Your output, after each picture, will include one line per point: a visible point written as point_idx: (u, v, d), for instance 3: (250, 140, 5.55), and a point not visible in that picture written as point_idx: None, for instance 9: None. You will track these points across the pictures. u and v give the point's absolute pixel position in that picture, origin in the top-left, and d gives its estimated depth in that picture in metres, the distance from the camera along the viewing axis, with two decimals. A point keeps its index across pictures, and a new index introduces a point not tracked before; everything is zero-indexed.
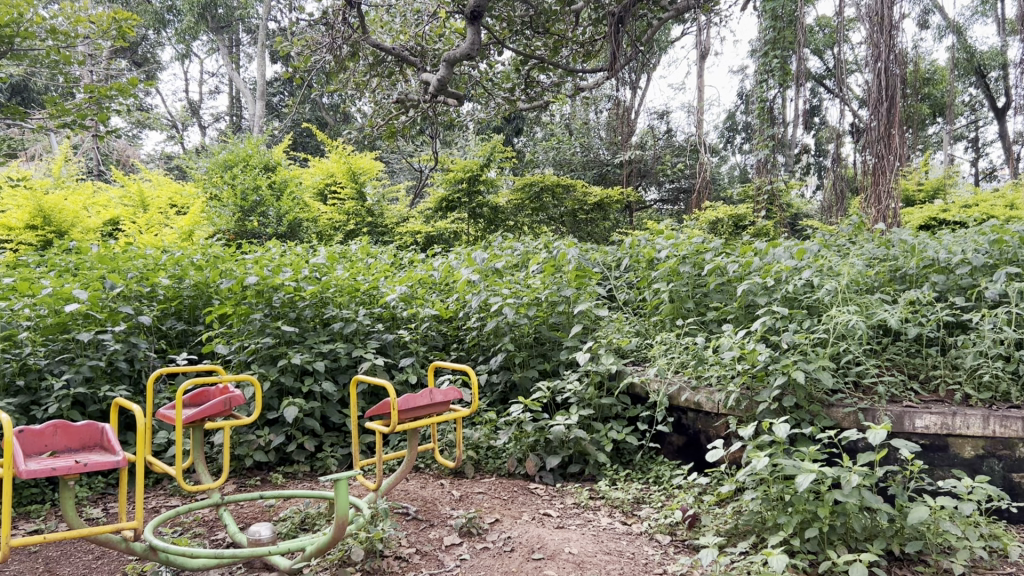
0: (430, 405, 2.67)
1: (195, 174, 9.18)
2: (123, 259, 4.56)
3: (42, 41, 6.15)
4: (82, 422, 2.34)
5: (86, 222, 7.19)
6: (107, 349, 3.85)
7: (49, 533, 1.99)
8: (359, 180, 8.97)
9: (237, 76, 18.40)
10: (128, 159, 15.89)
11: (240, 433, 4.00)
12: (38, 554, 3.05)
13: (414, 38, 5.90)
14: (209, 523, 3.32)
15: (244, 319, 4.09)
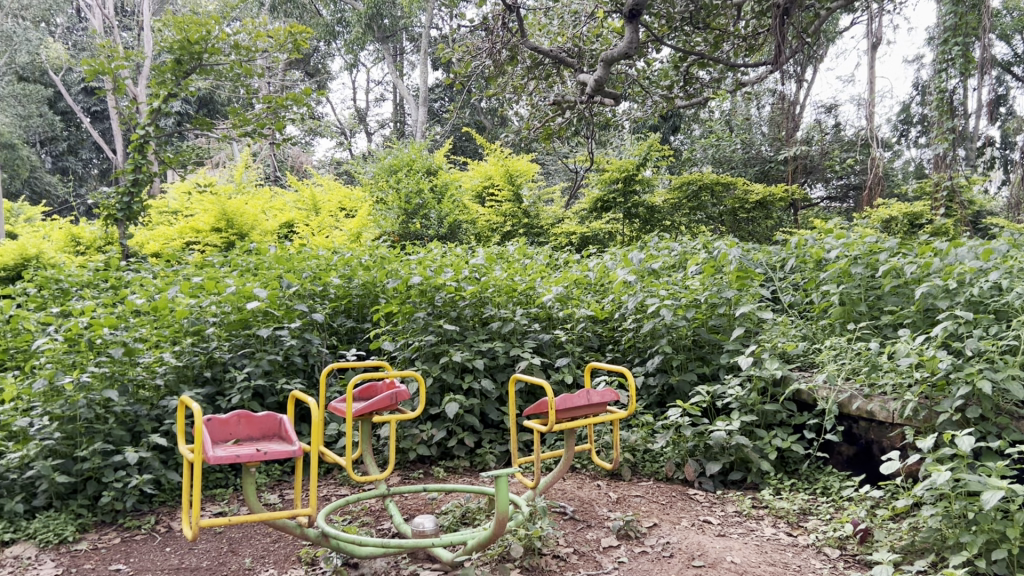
0: (587, 406, 2.67)
1: (364, 179, 9.57)
2: (298, 260, 4.82)
3: (227, 56, 6.58)
4: (263, 413, 2.49)
5: (264, 225, 7.61)
6: (283, 344, 4.07)
7: (233, 517, 2.13)
8: (516, 182, 9.06)
9: (402, 83, 19.03)
10: (301, 165, 16.81)
11: (403, 427, 4.14)
12: (223, 535, 3.26)
13: (571, 40, 5.95)
14: (375, 513, 3.46)
15: (408, 317, 4.24)
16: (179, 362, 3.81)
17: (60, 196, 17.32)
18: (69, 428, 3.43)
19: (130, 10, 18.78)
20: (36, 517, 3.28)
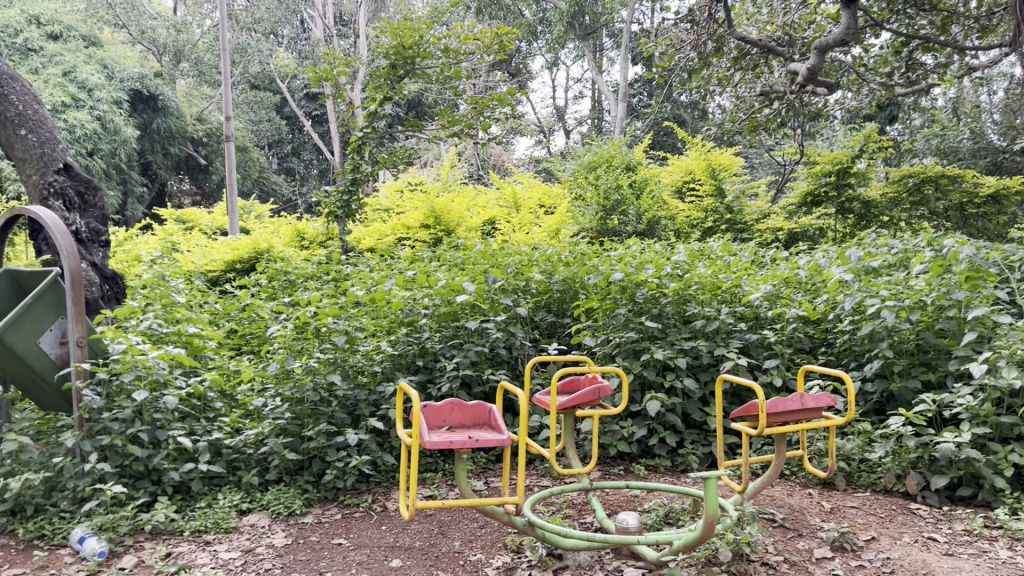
0: (800, 410, 2.57)
1: (564, 175, 9.67)
2: (502, 256, 4.94)
3: (437, 59, 6.86)
4: (475, 402, 2.57)
5: (469, 222, 7.87)
6: (490, 336, 4.17)
7: (448, 501, 2.25)
8: (719, 176, 8.74)
9: (602, 79, 19.06)
10: (503, 163, 17.26)
11: (604, 423, 4.14)
12: (434, 518, 3.39)
13: (781, 28, 5.74)
14: (578, 506, 3.48)
15: (610, 313, 4.23)
16: (394, 350, 4.00)
17: (285, 195, 18.73)
18: (298, 410, 3.68)
19: (347, 19, 19.98)
20: (268, 490, 3.55)
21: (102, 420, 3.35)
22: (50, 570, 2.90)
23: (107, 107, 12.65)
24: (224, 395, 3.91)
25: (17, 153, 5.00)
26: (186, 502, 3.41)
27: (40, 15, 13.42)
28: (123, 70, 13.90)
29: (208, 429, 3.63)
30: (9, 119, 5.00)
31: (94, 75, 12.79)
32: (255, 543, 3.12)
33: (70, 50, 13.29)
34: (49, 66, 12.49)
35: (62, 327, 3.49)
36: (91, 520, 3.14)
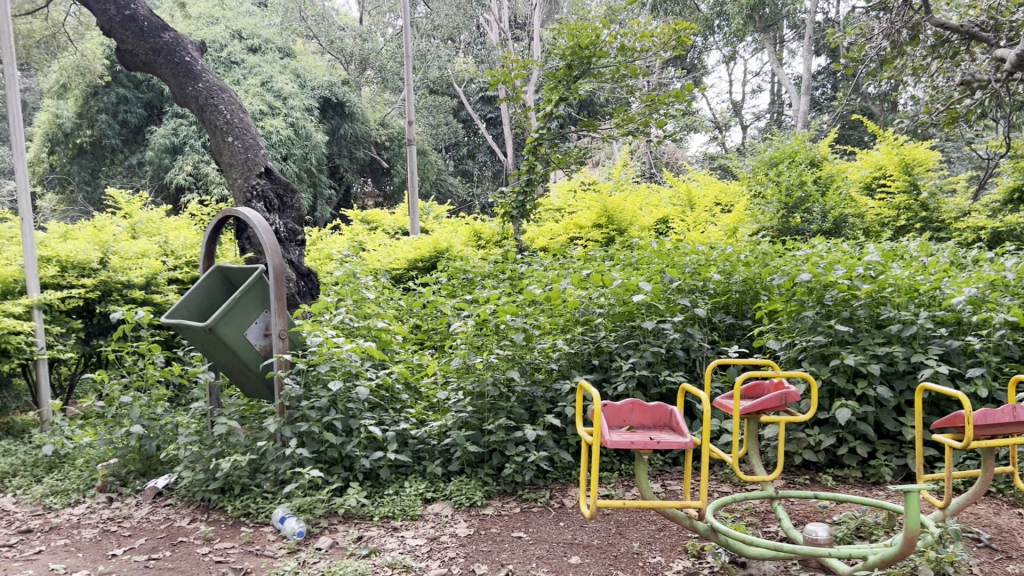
0: (1012, 423, 2.37)
1: (742, 173, 9.41)
2: (679, 255, 4.84)
3: (613, 58, 6.73)
4: (655, 402, 2.54)
5: (643, 220, 7.76)
6: (667, 337, 4.06)
7: (626, 501, 2.30)
8: (913, 172, 8.30)
9: (782, 72, 18.36)
10: (677, 161, 16.98)
11: (789, 430, 3.99)
12: (612, 517, 3.37)
13: (987, 12, 5.33)
14: (761, 514, 3.38)
15: (795, 316, 4.06)
16: (570, 348, 3.98)
17: (461, 196, 19.27)
18: (479, 404, 3.76)
19: (522, 21, 20.25)
20: (451, 480, 3.65)
21: (301, 408, 3.59)
22: (255, 546, 3.12)
23: (300, 114, 13.44)
24: (409, 387, 4.05)
25: (226, 159, 5.56)
26: (375, 488, 3.56)
27: (242, 30, 14.45)
28: (314, 79, 14.72)
29: (396, 419, 3.79)
30: (219, 127, 5.60)
31: (288, 84, 13.63)
32: (440, 531, 3.22)
33: (268, 62, 14.24)
34: (249, 78, 13.43)
35: (266, 320, 3.75)
36: (291, 501, 3.36)
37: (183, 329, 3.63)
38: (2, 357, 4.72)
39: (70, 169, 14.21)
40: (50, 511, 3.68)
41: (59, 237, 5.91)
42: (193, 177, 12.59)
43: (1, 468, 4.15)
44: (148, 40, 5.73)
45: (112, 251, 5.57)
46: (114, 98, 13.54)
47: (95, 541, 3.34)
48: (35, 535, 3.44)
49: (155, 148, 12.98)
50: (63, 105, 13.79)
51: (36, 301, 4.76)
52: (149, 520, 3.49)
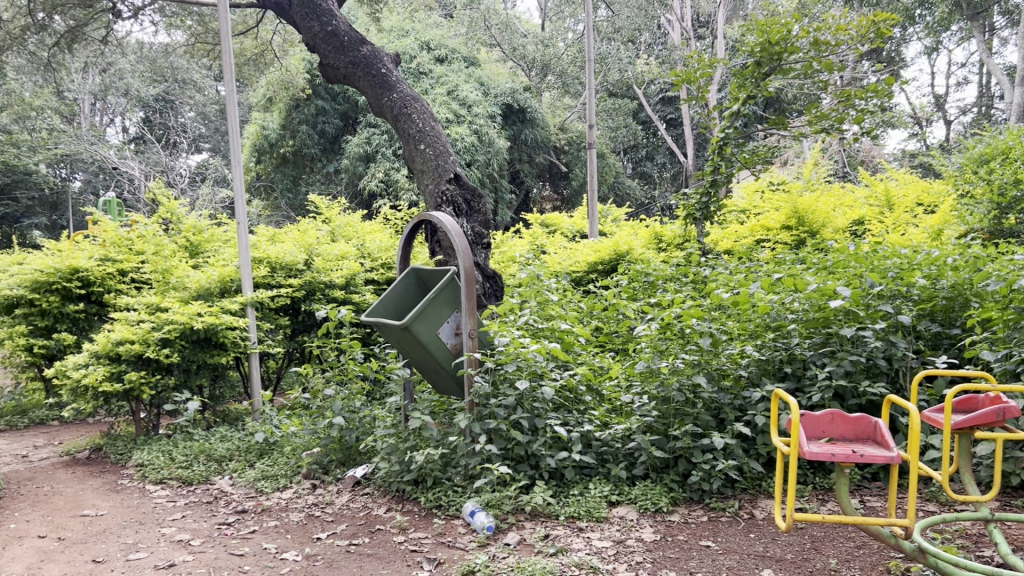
0: None
1: (947, 171, 8.78)
2: (878, 259, 4.58)
3: (805, 53, 6.40)
4: (857, 414, 2.42)
5: (837, 222, 7.34)
6: (867, 345, 3.80)
7: (825, 515, 2.21)
8: None
9: (994, 62, 16.95)
10: (873, 160, 16.06)
11: (1005, 448, 3.67)
12: (806, 531, 3.23)
13: None
14: (973, 537, 3.14)
15: (1015, 326, 3.69)
16: (760, 356, 3.80)
17: (640, 198, 19.17)
18: (664, 409, 3.70)
19: (705, 20, 19.83)
20: (636, 485, 3.62)
21: (490, 406, 3.67)
22: (447, 538, 3.24)
23: (484, 121, 13.78)
24: (593, 389, 4.05)
25: (418, 165, 5.82)
26: (561, 488, 3.59)
27: (430, 41, 15.04)
28: (497, 86, 15.07)
29: (581, 421, 3.80)
30: (412, 135, 5.88)
31: (472, 92, 14.02)
32: (626, 535, 3.19)
33: (454, 71, 14.72)
34: (437, 87, 13.96)
35: (457, 319, 3.85)
36: (480, 496, 3.45)
37: (381, 328, 3.82)
38: (220, 350, 5.16)
39: (274, 177, 15.31)
40: (262, 494, 3.98)
41: (268, 241, 6.39)
42: (384, 184, 13.20)
43: (219, 452, 4.52)
44: (348, 53, 6.15)
45: (315, 254, 5.95)
46: (314, 110, 14.43)
47: (301, 524, 3.58)
48: (250, 515, 3.73)
49: (350, 157, 13.75)
50: (269, 118, 14.87)
51: (250, 299, 5.14)
52: (349, 508, 3.69)
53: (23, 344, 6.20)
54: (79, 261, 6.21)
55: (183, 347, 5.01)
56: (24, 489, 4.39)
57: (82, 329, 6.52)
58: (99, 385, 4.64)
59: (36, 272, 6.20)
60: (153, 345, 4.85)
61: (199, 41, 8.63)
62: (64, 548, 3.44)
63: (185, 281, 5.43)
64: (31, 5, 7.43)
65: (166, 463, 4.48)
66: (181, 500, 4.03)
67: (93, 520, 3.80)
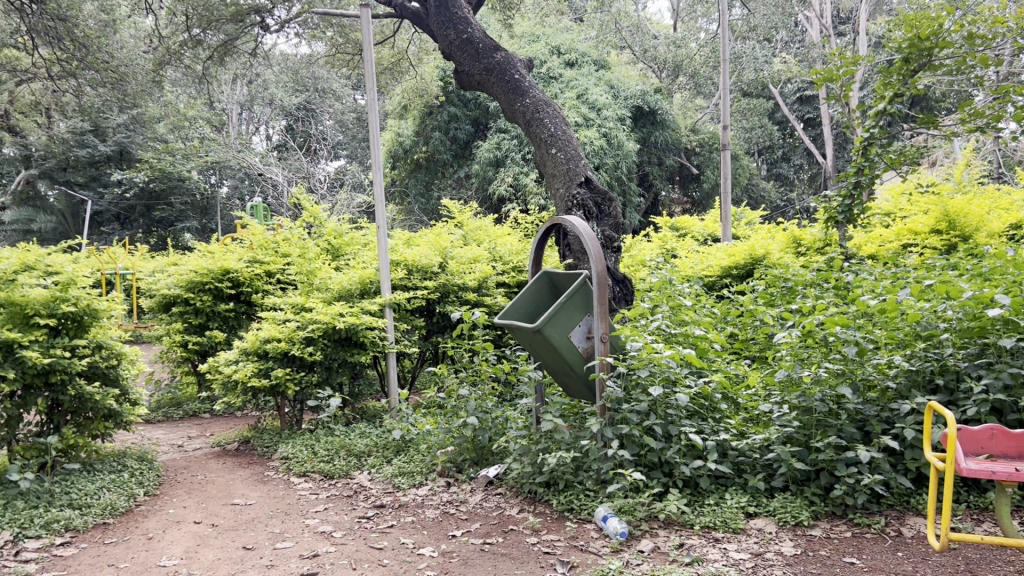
0: None
1: None
2: None
3: (959, 48, 6.04)
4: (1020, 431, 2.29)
5: (993, 226, 6.78)
6: None
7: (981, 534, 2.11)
8: None
9: None
10: None
11: None
12: (959, 553, 3.03)
13: None
14: None
15: None
16: (910, 366, 3.60)
17: (774, 200, 18.63)
18: (805, 419, 3.57)
19: (846, 15, 19.10)
20: (775, 497, 3.51)
21: (622, 411, 3.64)
22: (580, 541, 3.24)
23: (613, 124, 13.71)
24: (729, 397, 3.95)
25: (550, 169, 5.86)
26: (695, 497, 3.52)
27: (561, 46, 15.16)
28: (628, 89, 14.98)
29: (716, 429, 3.71)
30: (544, 139, 5.93)
31: (602, 96, 13.98)
32: (765, 548, 3.11)
33: (584, 75, 14.73)
34: (566, 91, 14.03)
35: (589, 324, 3.82)
36: (613, 501, 3.42)
37: (515, 330, 3.86)
38: (359, 349, 5.36)
39: (408, 182, 15.79)
40: (399, 490, 4.09)
41: (403, 244, 6.58)
42: (513, 188, 13.35)
43: (358, 448, 4.68)
44: (482, 60, 6.27)
45: (449, 256, 6.08)
46: (446, 116, 14.77)
47: (437, 521, 3.65)
48: (388, 510, 3.84)
49: (481, 161, 14.00)
50: (403, 125, 15.36)
51: (388, 301, 5.31)
52: (483, 507, 3.75)
53: (179, 341, 6.62)
54: (230, 262, 6.65)
55: (325, 346, 5.23)
56: (180, 477, 4.68)
57: (232, 327, 6.88)
58: (248, 380, 4.91)
59: (191, 273, 6.67)
60: (297, 343, 5.09)
61: (341, 52, 8.99)
62: (217, 533, 3.64)
63: (328, 282, 5.69)
64: (190, 23, 7.93)
65: (308, 457, 4.67)
66: (323, 493, 4.20)
67: (243, 508, 4.01)
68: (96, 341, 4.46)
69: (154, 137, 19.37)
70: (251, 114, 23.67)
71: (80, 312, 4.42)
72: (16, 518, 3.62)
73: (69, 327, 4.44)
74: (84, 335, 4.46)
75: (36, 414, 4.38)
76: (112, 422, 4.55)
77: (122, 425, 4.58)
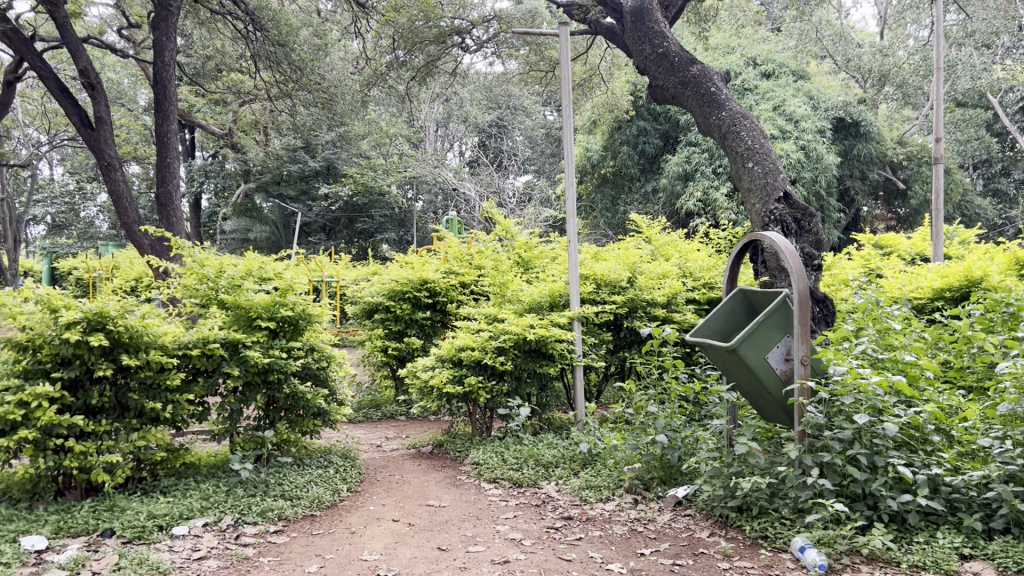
0: None
1: None
2: None
3: None
4: None
5: None
6: None
7: None
8: None
9: None
10: None
11: None
12: None
13: None
14: None
15: None
16: None
17: (991, 218, 17.27)
18: None
19: None
20: (995, 540, 3.20)
21: (823, 438, 3.48)
22: (776, 571, 3.11)
23: (812, 137, 13.12)
24: (941, 428, 3.69)
25: (746, 183, 5.73)
26: (903, 534, 3.29)
27: (757, 57, 14.82)
28: (829, 100, 14.38)
29: (928, 463, 3.47)
30: (740, 153, 5.80)
31: (801, 107, 13.47)
32: None
33: (782, 86, 14.29)
34: (762, 103, 13.71)
35: (788, 345, 3.69)
36: (811, 531, 3.25)
37: (708, 348, 3.79)
38: (548, 361, 5.43)
39: (596, 197, 15.95)
40: (586, 503, 4.10)
41: (593, 258, 6.62)
42: (702, 203, 13.12)
43: (546, 458, 4.74)
44: (677, 74, 6.24)
45: (638, 272, 6.07)
46: (635, 130, 14.76)
47: (625, 537, 3.64)
48: (576, 523, 3.87)
49: (670, 175, 13.89)
50: (592, 140, 15.55)
51: (577, 314, 5.38)
52: (672, 527, 3.69)
53: (380, 346, 7.01)
54: (428, 273, 7.05)
55: (515, 356, 5.34)
56: (379, 475, 4.92)
57: (427, 334, 7.14)
58: (443, 386, 5.10)
59: (393, 282, 7.10)
60: (489, 353, 5.24)
61: (536, 69, 9.21)
62: (413, 533, 3.80)
63: (520, 294, 5.83)
64: (396, 45, 8.40)
65: (499, 464, 4.79)
66: (512, 501, 4.28)
67: (437, 510, 4.16)
68: (309, 344, 4.79)
69: (358, 153, 20.53)
70: (446, 131, 24.58)
71: (296, 317, 4.76)
72: (237, 504, 3.94)
73: (285, 330, 4.79)
74: (299, 338, 4.80)
75: (255, 410, 4.74)
76: (321, 420, 4.85)
77: (329, 423, 4.87)
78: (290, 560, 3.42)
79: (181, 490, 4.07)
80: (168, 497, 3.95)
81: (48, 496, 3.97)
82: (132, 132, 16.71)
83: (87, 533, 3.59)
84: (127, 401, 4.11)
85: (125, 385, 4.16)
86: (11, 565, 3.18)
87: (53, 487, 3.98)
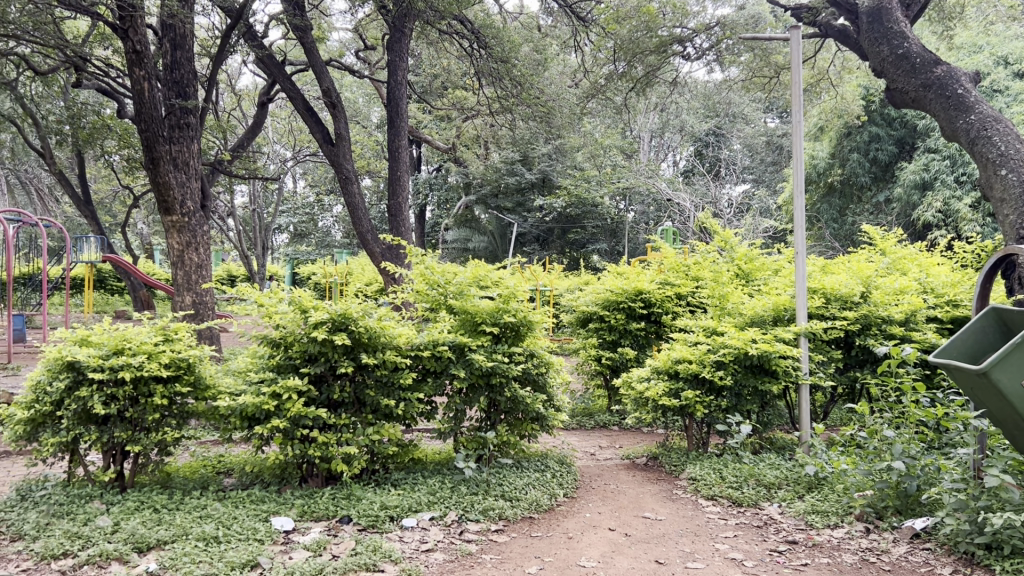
0: None
1: None
2: None
3: None
4: None
5: None
6: None
7: None
8: None
9: None
10: None
11: None
12: None
13: None
14: None
15: None
16: None
17: None
18: None
19: None
20: None
21: None
22: None
23: None
24: None
25: (999, 193, 5.28)
26: None
27: (1009, 55, 13.58)
28: None
29: None
30: (991, 159, 5.36)
31: None
32: None
33: None
34: (1014, 106, 12.57)
35: None
36: None
37: (956, 370, 3.47)
38: (771, 378, 5.22)
39: (821, 208, 15.34)
40: (812, 528, 3.92)
41: (820, 271, 6.34)
42: (943, 214, 12.25)
43: (768, 478, 4.56)
44: (919, 76, 5.88)
45: (873, 286, 5.72)
46: (866, 136, 13.95)
47: (856, 567, 3.44)
48: (801, 547, 3.71)
49: (906, 185, 13.06)
50: (820, 147, 14.99)
51: (804, 329, 5.15)
52: (909, 560, 3.45)
53: (595, 354, 7.07)
54: (643, 282, 7.03)
55: (734, 370, 5.18)
56: (595, 483, 4.96)
57: (641, 345, 7.11)
58: (659, 399, 5.08)
59: (608, 292, 7.15)
60: (707, 366, 5.14)
61: (761, 75, 8.94)
62: (630, 543, 3.80)
63: (741, 307, 5.68)
64: (618, 57, 8.44)
65: (717, 481, 4.68)
66: (732, 520, 4.17)
67: (654, 523, 4.13)
68: (529, 350, 4.92)
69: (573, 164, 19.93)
70: (662, 140, 24.40)
71: (518, 323, 4.91)
72: (461, 501, 4.12)
73: (507, 336, 4.94)
74: (520, 343, 4.94)
75: (477, 411, 4.93)
76: (539, 424, 4.94)
77: (547, 428, 4.94)
78: (511, 559, 3.52)
79: (410, 483, 4.31)
80: (398, 489, 4.19)
81: (294, 481, 4.33)
82: (366, 148, 17.90)
83: (328, 518, 3.87)
84: (364, 397, 4.40)
85: (362, 381, 4.47)
86: (263, 542, 3.49)
87: (298, 473, 4.34)
